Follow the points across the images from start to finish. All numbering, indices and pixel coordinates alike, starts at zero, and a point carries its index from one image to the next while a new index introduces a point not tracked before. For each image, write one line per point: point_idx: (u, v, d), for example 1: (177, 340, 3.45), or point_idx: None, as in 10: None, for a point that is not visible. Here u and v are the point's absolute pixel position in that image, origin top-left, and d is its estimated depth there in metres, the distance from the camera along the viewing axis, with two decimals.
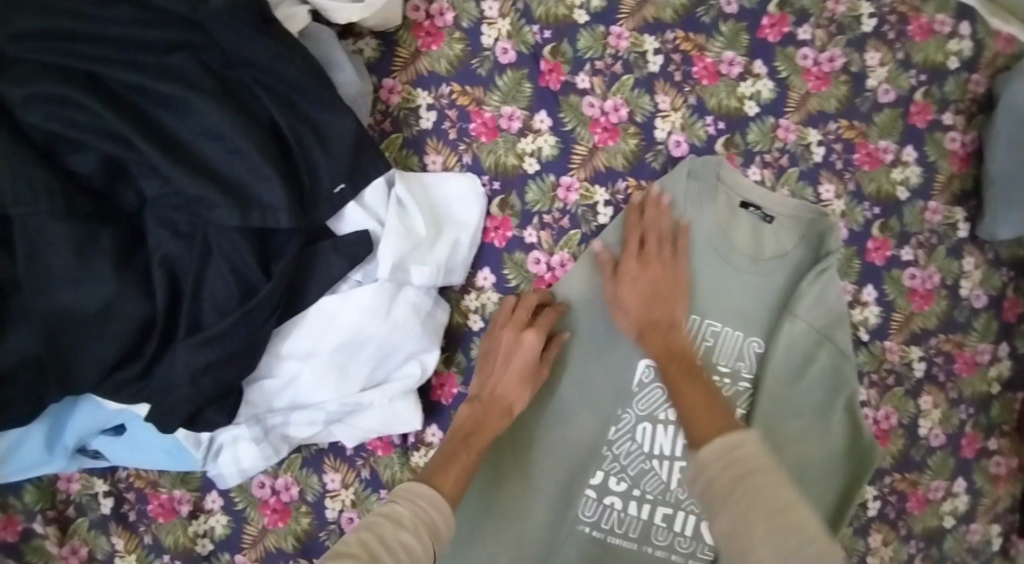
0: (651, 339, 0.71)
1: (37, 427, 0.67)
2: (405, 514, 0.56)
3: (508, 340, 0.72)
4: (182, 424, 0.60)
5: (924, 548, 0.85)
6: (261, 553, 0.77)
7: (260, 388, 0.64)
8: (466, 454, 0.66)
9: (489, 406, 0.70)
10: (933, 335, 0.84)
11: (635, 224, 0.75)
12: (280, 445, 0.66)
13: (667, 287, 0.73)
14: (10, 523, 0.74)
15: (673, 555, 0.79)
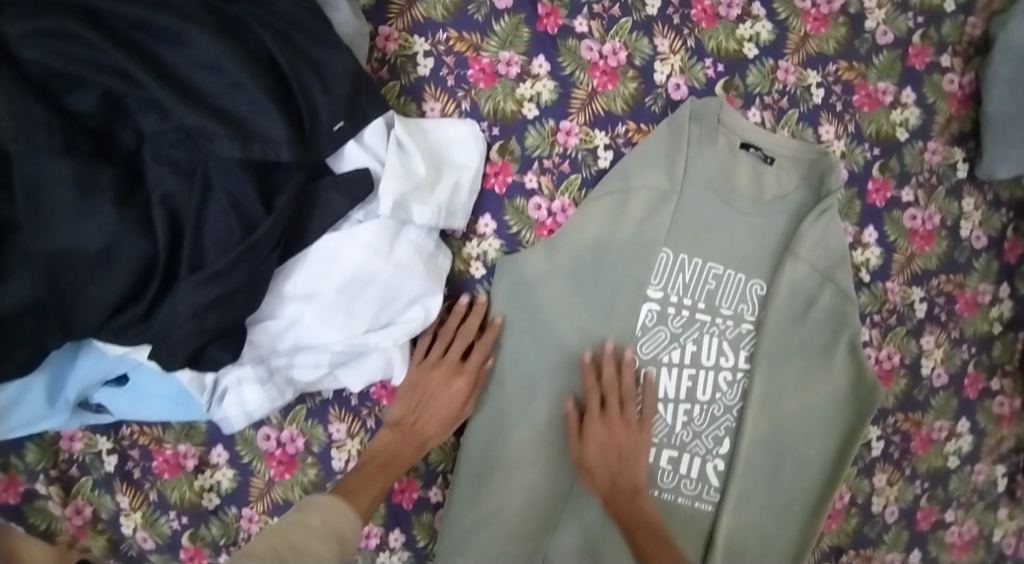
0: (619, 506, 0.75)
1: (37, 380, 0.66)
2: (314, 521, 0.61)
3: (437, 381, 0.72)
4: (186, 363, 0.60)
5: (930, 488, 0.87)
6: (268, 505, 0.77)
7: (264, 329, 0.63)
8: (379, 480, 0.70)
9: (403, 439, 0.72)
10: (934, 276, 0.84)
11: (593, 386, 0.74)
12: (286, 388, 0.65)
13: (626, 456, 0.75)
14: (12, 485, 0.74)
15: (679, 497, 0.80)
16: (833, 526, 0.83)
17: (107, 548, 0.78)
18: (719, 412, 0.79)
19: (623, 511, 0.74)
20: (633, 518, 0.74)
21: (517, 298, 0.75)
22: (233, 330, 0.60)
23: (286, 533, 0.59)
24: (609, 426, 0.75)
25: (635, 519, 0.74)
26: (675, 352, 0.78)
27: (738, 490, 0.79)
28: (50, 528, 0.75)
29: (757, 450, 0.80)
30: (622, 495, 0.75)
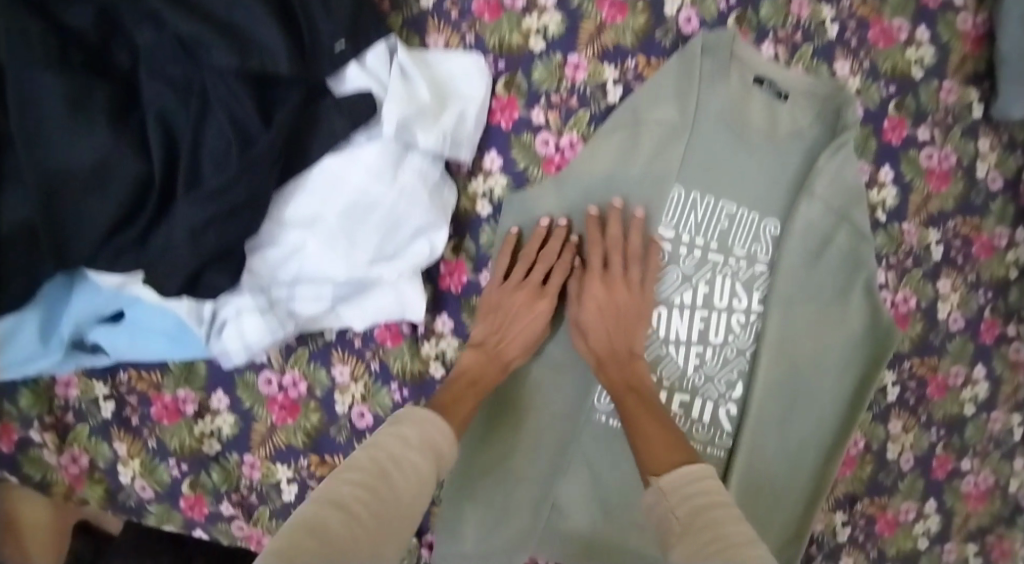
0: (612, 371, 0.70)
1: (31, 314, 0.63)
2: (411, 433, 0.61)
3: (519, 303, 0.71)
4: (184, 288, 0.58)
5: (945, 436, 0.84)
6: (271, 451, 0.75)
7: (264, 258, 0.62)
8: (467, 400, 0.69)
9: (490, 361, 0.71)
10: (950, 218, 0.80)
11: (599, 239, 0.71)
12: (287, 321, 0.63)
13: (631, 316, 0.71)
14: (6, 433, 0.73)
15: (691, 443, 0.78)
16: (847, 473, 0.82)
17: (104, 499, 0.75)
18: (731, 355, 0.77)
19: (614, 379, 0.69)
20: (626, 392, 0.69)
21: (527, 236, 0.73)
22: (232, 254, 0.58)
23: (386, 448, 0.59)
24: (611, 289, 0.71)
25: (635, 386, 0.69)
26: (687, 293, 0.76)
27: (752, 430, 0.77)
28: (45, 479, 0.74)
29: (771, 390, 0.77)
30: (616, 363, 0.70)
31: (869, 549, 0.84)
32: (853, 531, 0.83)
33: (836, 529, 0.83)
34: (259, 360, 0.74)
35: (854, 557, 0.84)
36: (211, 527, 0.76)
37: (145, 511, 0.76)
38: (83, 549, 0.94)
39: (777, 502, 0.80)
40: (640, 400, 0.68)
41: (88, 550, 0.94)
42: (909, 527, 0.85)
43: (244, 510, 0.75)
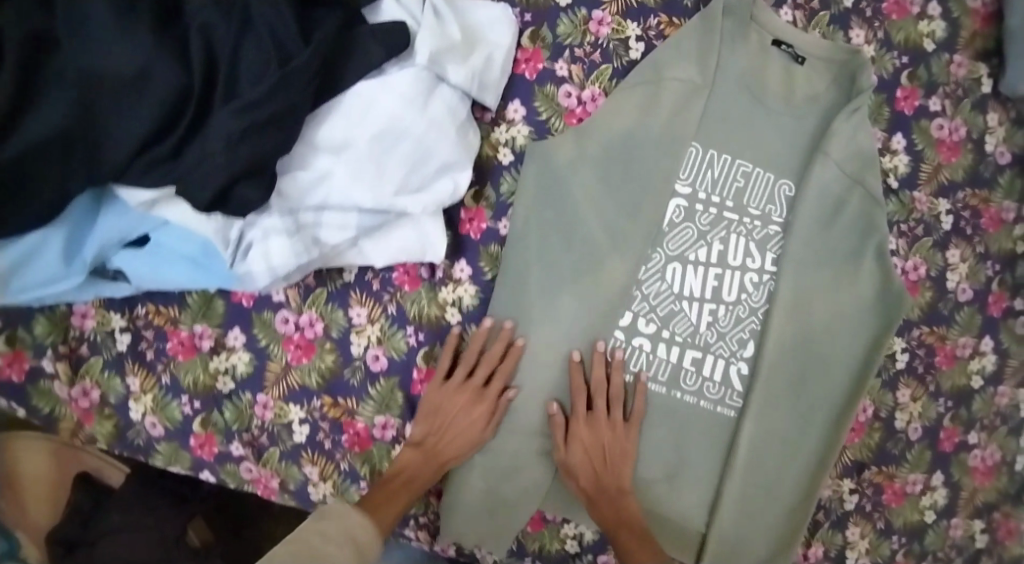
0: (602, 508, 0.75)
1: (55, 234, 0.64)
2: (330, 527, 0.66)
3: (459, 407, 0.73)
4: (212, 203, 0.58)
5: (953, 408, 0.84)
6: (284, 390, 0.75)
7: (294, 181, 0.62)
8: (399, 497, 0.72)
9: (424, 464, 0.73)
10: (960, 189, 0.82)
11: (580, 387, 0.74)
12: (312, 247, 0.64)
13: (613, 454, 0.75)
14: (18, 361, 0.72)
15: (701, 400, 0.78)
16: (855, 440, 0.82)
17: (112, 435, 0.75)
18: (744, 314, 0.78)
19: (604, 510, 0.75)
20: (615, 522, 0.74)
21: (547, 184, 0.74)
22: (263, 169, 0.59)
23: (307, 540, 0.63)
24: (595, 429, 0.75)
25: (627, 524, 0.75)
26: (701, 251, 0.77)
27: (740, 476, 0.78)
28: (54, 412, 0.74)
29: (781, 359, 0.78)
30: (608, 502, 0.75)
31: (875, 519, 0.83)
32: (860, 500, 0.83)
33: (845, 497, 0.82)
34: (277, 299, 0.74)
35: (861, 526, 0.83)
36: (219, 468, 0.76)
37: (153, 451, 0.76)
38: (84, 500, 0.95)
39: (743, 563, 0.81)
40: (637, 537, 0.74)
41: (88, 502, 0.95)
42: (916, 500, 0.84)
43: (255, 451, 0.76)
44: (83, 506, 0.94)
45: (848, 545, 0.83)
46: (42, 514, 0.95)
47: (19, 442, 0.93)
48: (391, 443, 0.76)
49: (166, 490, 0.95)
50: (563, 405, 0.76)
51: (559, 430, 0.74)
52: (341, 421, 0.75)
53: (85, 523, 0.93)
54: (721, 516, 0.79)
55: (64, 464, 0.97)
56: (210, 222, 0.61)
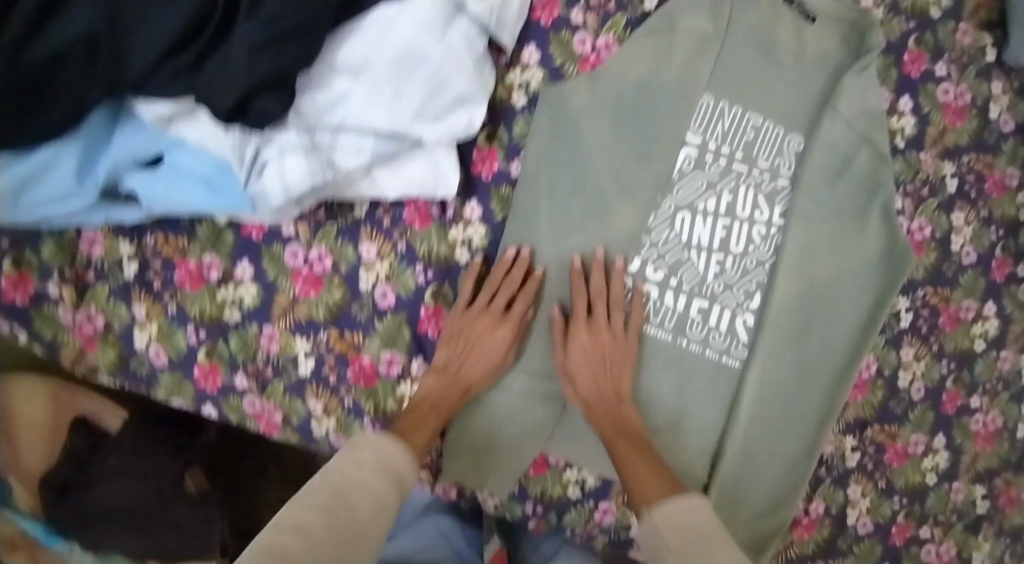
0: (601, 415, 0.74)
1: (70, 148, 0.64)
2: (366, 458, 0.64)
3: (480, 330, 0.73)
4: (232, 112, 0.61)
5: (956, 370, 0.84)
6: (291, 323, 0.75)
7: (311, 99, 0.64)
8: (428, 422, 0.72)
9: (452, 390, 0.74)
10: (966, 152, 0.83)
11: (581, 291, 0.74)
12: (327, 167, 0.65)
13: (614, 359, 0.75)
14: (23, 284, 0.72)
15: (706, 350, 0.79)
16: (858, 397, 0.82)
17: (115, 364, 0.75)
18: (751, 265, 0.78)
19: (602, 421, 0.74)
20: (614, 435, 0.73)
21: (560, 128, 0.75)
22: (284, 79, 0.61)
23: (344, 474, 0.62)
24: (596, 335, 0.74)
25: (623, 428, 0.74)
26: (710, 201, 0.77)
27: (745, 426, 0.79)
28: (57, 338, 0.73)
29: (787, 313, 0.78)
30: (602, 408, 0.74)
31: (878, 479, 0.84)
32: (862, 458, 0.84)
33: (846, 454, 0.83)
34: (287, 232, 0.75)
35: (862, 484, 0.84)
36: (222, 401, 0.76)
37: (155, 383, 0.76)
38: (81, 443, 0.94)
39: (749, 510, 0.82)
40: (628, 439, 0.73)
41: (86, 446, 0.94)
42: (917, 460, 0.85)
43: (258, 383, 0.76)
44: (80, 449, 0.93)
45: (849, 503, 0.84)
46: (41, 458, 0.93)
47: (17, 386, 0.92)
48: (396, 380, 0.76)
49: (162, 435, 0.96)
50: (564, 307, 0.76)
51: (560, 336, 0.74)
52: (347, 355, 0.76)
53: (81, 467, 0.93)
54: (726, 463, 0.80)
55: (60, 409, 0.94)
56: (227, 136, 0.64)
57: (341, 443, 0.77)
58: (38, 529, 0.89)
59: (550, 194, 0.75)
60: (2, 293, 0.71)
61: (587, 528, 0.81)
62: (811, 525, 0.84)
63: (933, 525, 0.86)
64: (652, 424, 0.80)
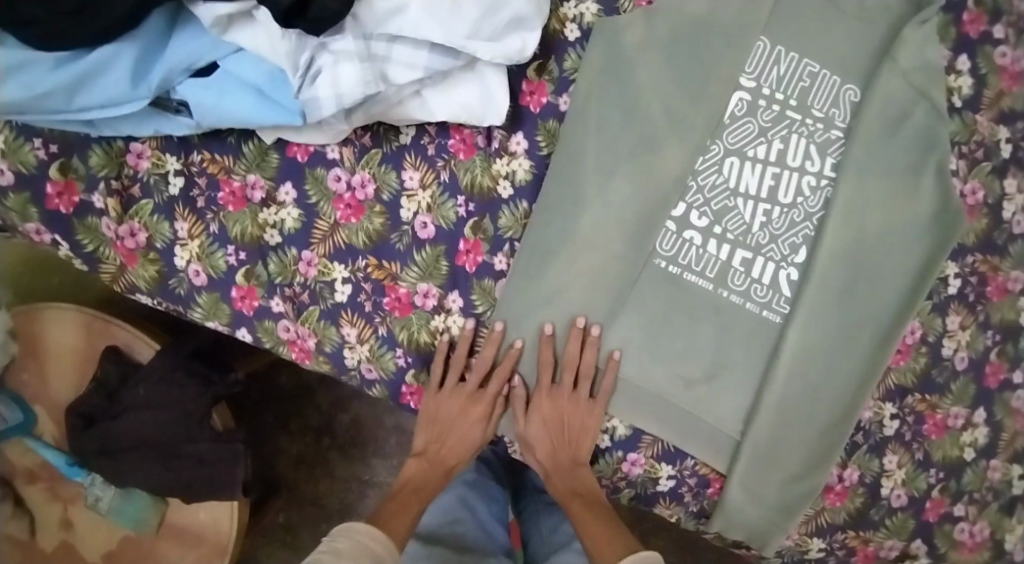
0: (557, 480, 0.80)
1: (128, 49, 0.63)
2: (345, 547, 0.63)
3: (454, 410, 0.76)
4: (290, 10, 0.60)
5: (1000, 342, 0.82)
6: (330, 249, 0.74)
7: (371, 7, 0.64)
8: (410, 504, 0.79)
9: (434, 469, 0.81)
10: (1022, 119, 0.81)
11: (549, 362, 0.75)
12: (380, 80, 0.66)
13: (576, 433, 0.77)
14: (68, 194, 0.70)
15: (748, 303, 0.77)
16: (900, 363, 0.80)
17: (155, 281, 0.73)
18: (798, 218, 0.77)
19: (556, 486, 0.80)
20: (572, 498, 0.79)
21: (611, 64, 0.75)
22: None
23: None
24: (558, 401, 0.77)
25: (578, 491, 0.80)
26: (761, 147, 0.76)
27: (779, 390, 0.77)
28: (97, 252, 0.72)
29: (834, 268, 0.76)
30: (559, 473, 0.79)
31: (915, 449, 0.82)
32: (901, 427, 0.81)
33: (884, 422, 0.81)
34: (331, 156, 0.73)
35: (899, 455, 0.81)
36: (257, 325, 0.75)
37: (192, 303, 0.74)
38: (112, 373, 0.90)
39: (777, 478, 0.79)
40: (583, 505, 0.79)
41: (116, 376, 0.90)
42: (957, 435, 0.82)
43: (294, 308, 0.74)
44: (111, 379, 0.90)
45: (885, 473, 0.81)
46: (70, 389, 0.94)
47: (48, 315, 0.93)
48: (431, 313, 0.75)
49: (192, 369, 0.92)
50: (527, 379, 0.78)
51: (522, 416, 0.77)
52: (384, 285, 0.75)
53: (111, 397, 0.91)
54: (759, 423, 0.77)
55: (93, 338, 0.93)
56: (284, 42, 0.63)
57: (373, 374, 0.76)
58: (57, 458, 0.93)
59: (597, 131, 0.75)
60: (46, 200, 0.69)
61: (614, 478, 0.82)
62: (844, 492, 0.81)
63: (967, 503, 0.84)
64: (689, 375, 0.78)
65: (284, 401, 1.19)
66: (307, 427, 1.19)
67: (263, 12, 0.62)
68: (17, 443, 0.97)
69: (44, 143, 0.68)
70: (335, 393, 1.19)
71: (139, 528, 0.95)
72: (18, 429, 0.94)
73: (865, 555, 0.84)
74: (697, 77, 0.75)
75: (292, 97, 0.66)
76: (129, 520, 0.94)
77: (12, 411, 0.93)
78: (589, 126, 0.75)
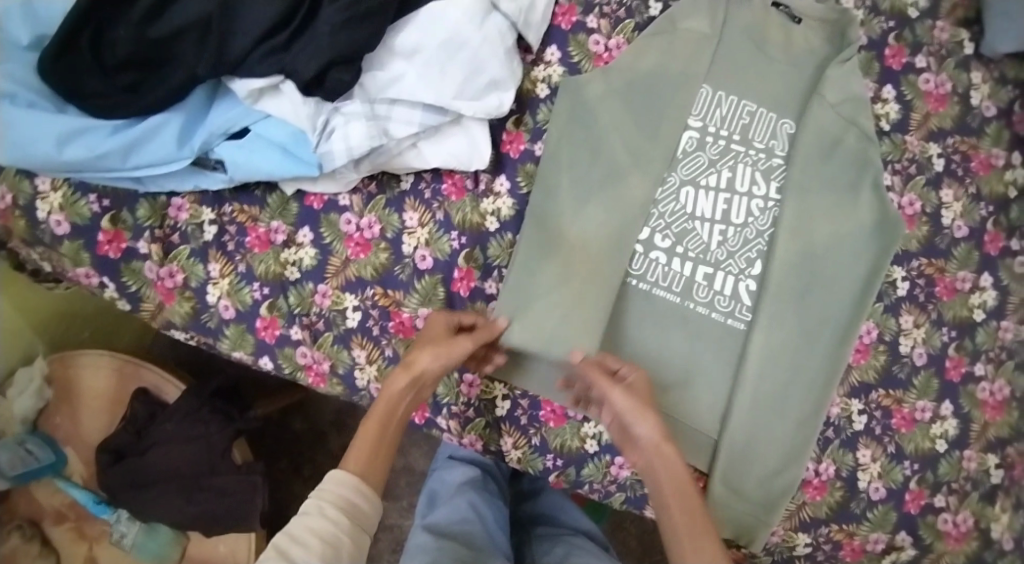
0: (663, 451, 0.73)
1: (175, 118, 0.78)
2: (312, 505, 0.67)
3: (425, 328, 0.81)
4: (311, 82, 0.75)
5: (957, 338, 0.89)
6: (343, 281, 0.85)
7: (373, 78, 0.79)
8: (372, 432, 0.74)
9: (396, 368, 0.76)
10: (950, 135, 0.91)
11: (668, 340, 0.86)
12: (382, 135, 0.79)
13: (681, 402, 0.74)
14: (117, 241, 0.83)
15: (713, 312, 0.86)
16: (860, 362, 0.87)
17: (189, 315, 0.85)
18: (751, 235, 0.87)
19: (665, 459, 0.72)
20: (678, 475, 0.71)
21: (577, 111, 0.87)
22: (355, 57, 0.75)
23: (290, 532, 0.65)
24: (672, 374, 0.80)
25: (679, 480, 0.71)
26: (712, 176, 0.87)
27: (749, 389, 0.84)
28: (140, 291, 0.84)
29: (788, 274, 0.84)
30: (673, 454, 0.73)
31: (886, 443, 0.87)
32: (869, 422, 0.87)
33: (853, 417, 0.87)
34: (343, 204, 0.85)
35: (871, 449, 0.87)
36: (279, 351, 0.86)
37: (221, 335, 0.86)
38: (139, 411, 1.01)
39: (756, 472, 0.85)
40: (681, 499, 0.70)
41: (143, 414, 1.01)
42: (926, 427, 0.87)
43: (311, 335, 0.85)
44: (138, 417, 1.01)
45: (860, 466, 0.86)
46: (98, 428, 1.04)
47: (82, 360, 1.05)
48: None
49: (214, 407, 1.03)
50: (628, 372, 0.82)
51: (626, 399, 0.75)
52: (390, 310, 0.85)
53: (138, 434, 1.01)
54: (733, 422, 0.84)
55: (125, 381, 1.05)
56: (305, 106, 0.77)
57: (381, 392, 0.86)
58: (85, 497, 1.02)
59: (565, 168, 0.86)
60: (98, 246, 0.82)
61: (605, 483, 0.87)
62: (822, 486, 0.86)
63: (947, 493, 0.88)
64: (666, 380, 0.86)
65: (300, 446, 1.26)
66: (322, 471, 1.25)
67: (288, 84, 0.77)
68: (46, 485, 1.05)
69: (98, 198, 0.82)
70: (347, 437, 1.26)
71: (160, 562, 1.01)
72: (50, 469, 1.02)
73: (852, 550, 0.88)
74: (649, 120, 0.87)
75: (311, 151, 0.79)
76: (150, 554, 1.00)
77: (45, 451, 1.01)
78: (560, 165, 0.86)
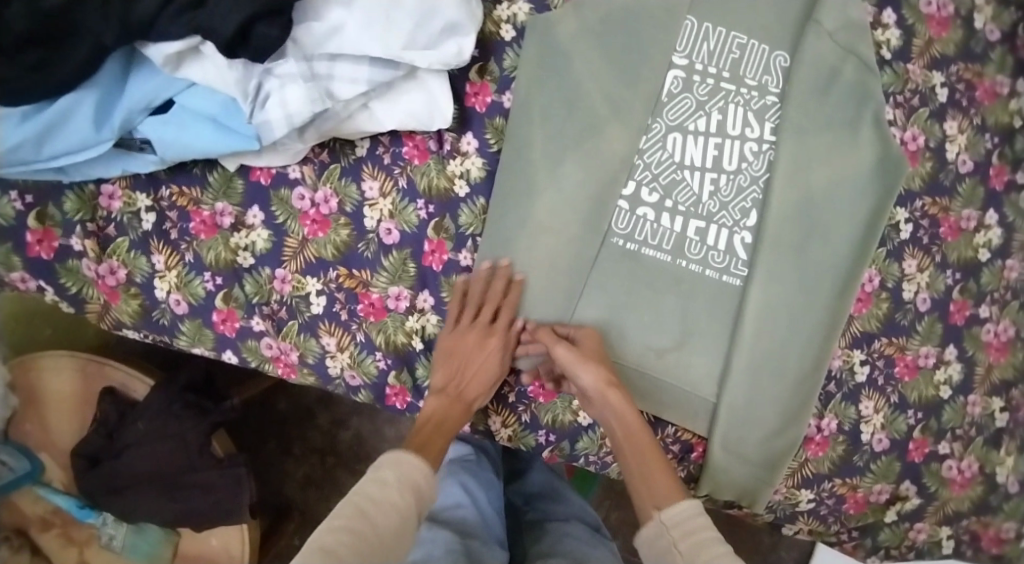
0: (614, 399, 0.73)
1: (89, 97, 0.69)
2: (388, 475, 0.65)
3: (472, 342, 0.76)
4: (233, 41, 0.66)
5: (962, 280, 0.84)
6: (302, 264, 0.78)
7: (308, 29, 0.70)
8: (429, 447, 0.73)
9: (451, 400, 0.76)
10: (953, 63, 0.85)
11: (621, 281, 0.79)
12: (326, 97, 0.70)
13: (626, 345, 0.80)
14: (48, 239, 0.75)
15: (708, 270, 0.80)
16: (862, 311, 0.82)
17: (138, 314, 0.78)
18: (746, 183, 0.80)
19: (616, 408, 0.73)
20: (630, 422, 0.73)
21: (548, 55, 0.78)
22: (282, 8, 0.67)
23: (367, 492, 0.63)
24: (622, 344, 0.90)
25: (630, 428, 0.73)
26: (700, 120, 0.79)
27: (748, 349, 0.79)
28: (81, 292, 0.77)
29: (787, 220, 0.78)
30: (619, 400, 0.73)
31: (889, 393, 0.83)
32: (872, 372, 0.83)
33: (855, 368, 0.82)
34: (293, 176, 0.77)
35: (874, 400, 0.83)
36: (240, 345, 0.79)
37: (177, 331, 0.79)
38: (110, 413, 0.95)
39: (759, 434, 0.81)
40: (635, 446, 0.72)
41: (114, 415, 0.95)
42: (930, 374, 0.84)
43: (274, 325, 0.79)
44: (109, 419, 0.94)
45: (863, 419, 0.83)
46: (70, 433, 0.98)
47: (42, 363, 0.97)
48: (405, 314, 0.79)
49: (188, 401, 0.96)
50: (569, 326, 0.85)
51: (571, 353, 0.74)
52: (357, 292, 0.78)
53: (111, 435, 0.95)
54: (732, 383, 0.79)
55: (91, 381, 0.98)
56: (232, 71, 0.69)
57: (356, 379, 0.80)
58: (68, 502, 0.96)
59: (542, 120, 0.78)
60: (28, 248, 0.75)
61: (601, 454, 0.82)
62: (825, 442, 0.83)
63: (952, 440, 0.85)
64: (658, 345, 0.80)
65: (284, 425, 1.21)
66: (311, 449, 1.20)
67: (209, 45, 0.67)
68: (26, 493, 0.98)
69: (20, 195, 0.74)
70: (334, 412, 1.21)
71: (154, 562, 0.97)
72: (29, 478, 0.96)
73: (855, 502, 0.85)
74: (628, 61, 0.79)
75: (246, 122, 0.70)
76: (143, 556, 0.96)
77: (19, 460, 0.95)
78: (533, 117, 0.78)
